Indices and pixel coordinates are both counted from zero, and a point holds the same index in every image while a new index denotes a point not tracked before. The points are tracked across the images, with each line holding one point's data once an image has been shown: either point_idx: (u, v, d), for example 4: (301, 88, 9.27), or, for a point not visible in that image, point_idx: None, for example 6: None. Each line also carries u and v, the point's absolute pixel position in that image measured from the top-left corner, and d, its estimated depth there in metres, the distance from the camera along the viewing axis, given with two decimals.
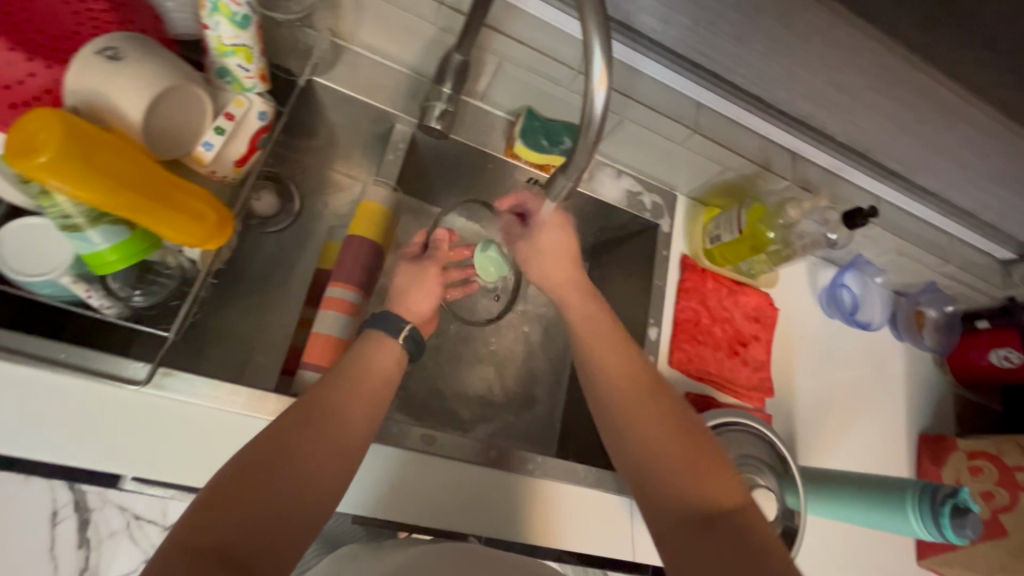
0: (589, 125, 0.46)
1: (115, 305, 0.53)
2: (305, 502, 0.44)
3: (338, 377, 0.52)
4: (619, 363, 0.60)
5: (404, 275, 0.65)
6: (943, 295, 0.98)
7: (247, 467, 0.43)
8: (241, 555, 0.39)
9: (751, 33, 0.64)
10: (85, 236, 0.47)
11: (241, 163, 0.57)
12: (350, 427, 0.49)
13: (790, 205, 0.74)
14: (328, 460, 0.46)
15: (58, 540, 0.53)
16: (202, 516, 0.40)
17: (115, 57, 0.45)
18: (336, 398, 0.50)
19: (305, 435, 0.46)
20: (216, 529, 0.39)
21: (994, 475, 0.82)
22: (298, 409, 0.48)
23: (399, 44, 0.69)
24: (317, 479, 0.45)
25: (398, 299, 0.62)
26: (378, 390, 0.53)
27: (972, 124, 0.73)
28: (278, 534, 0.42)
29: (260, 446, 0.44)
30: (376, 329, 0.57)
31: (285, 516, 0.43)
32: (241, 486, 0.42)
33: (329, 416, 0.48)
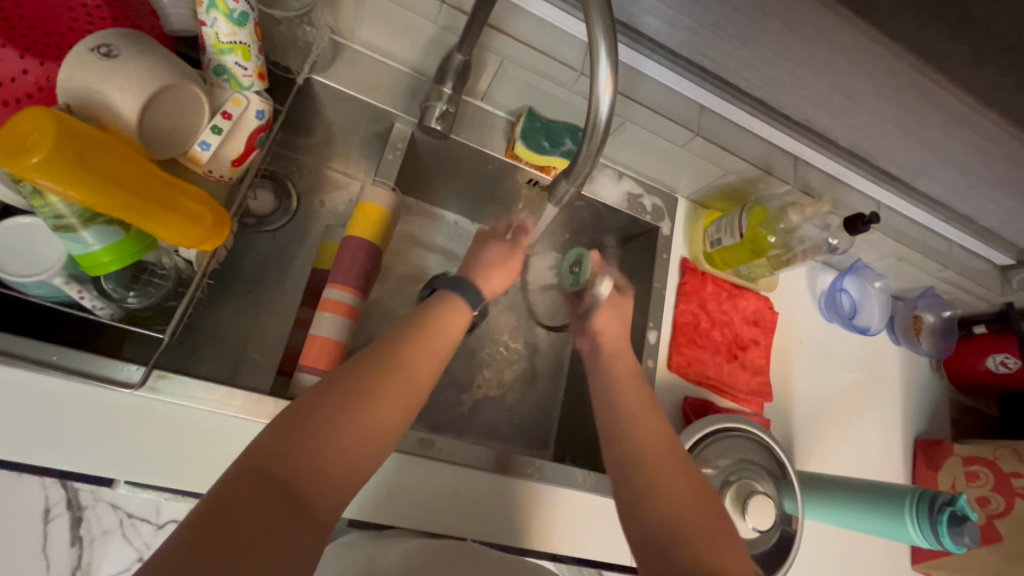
0: (594, 130, 0.46)
1: (108, 306, 0.52)
2: (368, 447, 0.44)
3: (407, 332, 0.52)
4: (649, 432, 0.58)
5: (491, 250, 0.65)
6: (940, 300, 0.98)
7: (316, 403, 0.43)
8: (305, 490, 0.39)
9: (758, 37, 0.64)
10: (78, 236, 0.46)
11: (238, 163, 0.55)
12: (416, 381, 0.49)
13: (792, 210, 0.74)
14: (394, 409, 0.46)
15: (49, 537, 0.53)
16: (270, 445, 0.40)
17: (109, 54, 0.44)
18: (405, 351, 0.50)
19: (377, 382, 0.46)
20: (284, 458, 0.39)
21: (990, 480, 0.81)
22: (368, 355, 0.48)
23: (400, 41, 0.68)
24: (383, 425, 0.45)
25: (480, 272, 0.63)
26: (444, 348, 0.53)
27: (975, 131, 0.73)
28: (342, 473, 0.42)
29: (331, 385, 0.45)
30: (451, 294, 0.58)
31: (351, 455, 0.43)
32: (312, 420, 0.42)
33: (397, 367, 0.48)
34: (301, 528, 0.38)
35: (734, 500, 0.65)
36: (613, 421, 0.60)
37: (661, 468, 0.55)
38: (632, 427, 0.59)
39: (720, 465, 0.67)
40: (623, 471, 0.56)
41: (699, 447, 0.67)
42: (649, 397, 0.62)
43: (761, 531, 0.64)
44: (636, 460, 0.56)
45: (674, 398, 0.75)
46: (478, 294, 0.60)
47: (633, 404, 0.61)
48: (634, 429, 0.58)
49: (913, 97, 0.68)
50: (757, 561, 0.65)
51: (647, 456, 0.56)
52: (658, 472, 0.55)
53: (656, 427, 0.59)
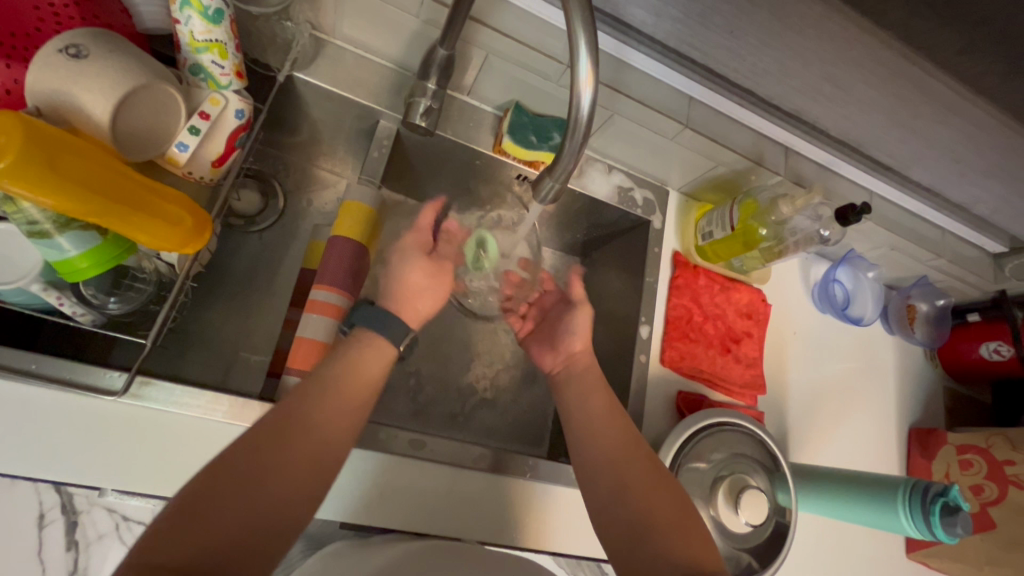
0: (577, 124, 0.45)
1: (89, 313, 0.51)
2: (277, 520, 0.43)
3: (318, 389, 0.50)
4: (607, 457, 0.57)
5: (417, 273, 0.62)
6: (934, 289, 0.97)
7: (217, 481, 0.41)
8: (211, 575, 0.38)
9: (745, 26, 0.62)
10: (54, 243, 0.45)
11: (220, 163, 0.55)
12: (329, 442, 0.48)
13: (782, 202, 0.72)
14: (304, 477, 0.45)
15: (46, 542, 0.58)
16: (168, 532, 0.38)
17: (78, 54, 0.43)
18: (314, 410, 0.48)
19: (283, 442, 0.45)
20: (183, 547, 0.37)
21: (983, 469, 0.81)
22: (274, 419, 0.46)
23: (383, 37, 0.67)
24: (292, 493, 0.44)
25: (403, 298, 0.61)
26: (359, 402, 0.52)
27: (968, 118, 0.71)
28: (250, 551, 0.40)
29: (231, 460, 0.43)
30: (371, 332, 0.56)
31: (258, 532, 0.41)
32: (211, 501, 0.40)
33: (307, 430, 0.47)
34: None
35: (728, 493, 0.64)
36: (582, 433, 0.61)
37: (639, 474, 0.55)
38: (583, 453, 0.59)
39: (713, 459, 0.67)
40: (601, 488, 0.56)
41: (693, 442, 0.67)
42: (621, 412, 0.62)
43: (752, 526, 0.63)
44: (603, 487, 0.56)
45: (667, 393, 0.75)
46: (402, 326, 0.58)
47: (603, 417, 0.61)
48: (602, 448, 0.58)
49: (908, 88, 0.67)
50: (751, 554, 0.65)
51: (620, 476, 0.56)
52: (636, 477, 0.55)
53: (614, 443, 0.58)
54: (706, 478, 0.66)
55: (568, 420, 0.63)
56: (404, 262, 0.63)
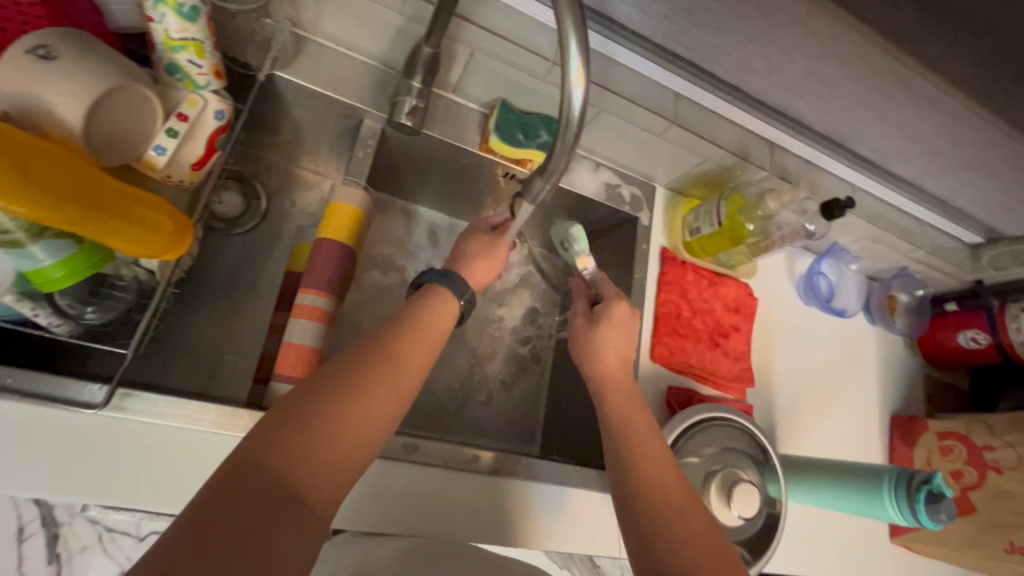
0: (568, 124, 0.45)
1: (66, 324, 0.49)
2: (361, 442, 0.42)
3: (394, 328, 0.50)
4: (630, 408, 0.60)
5: (473, 242, 0.64)
6: (913, 280, 1.00)
7: (308, 398, 0.41)
8: (304, 483, 0.38)
9: (731, 22, 0.62)
10: (27, 252, 0.43)
11: (199, 166, 0.53)
12: (407, 380, 0.47)
13: (769, 198, 0.72)
14: (385, 409, 0.44)
15: (26, 556, 0.58)
16: (263, 441, 0.38)
17: (48, 56, 0.42)
18: (393, 347, 0.48)
19: (367, 372, 0.45)
20: (279, 453, 0.38)
21: (963, 454, 0.83)
22: (356, 352, 0.47)
23: (365, 34, 0.65)
24: (376, 418, 0.43)
25: (463, 265, 0.61)
26: (431, 346, 0.51)
27: (944, 111, 0.72)
28: (338, 466, 0.40)
29: (319, 382, 0.43)
30: (440, 286, 0.56)
31: (347, 449, 0.41)
32: (304, 415, 0.40)
33: (388, 362, 0.46)
34: (293, 525, 0.36)
35: (721, 488, 0.64)
36: (611, 428, 0.59)
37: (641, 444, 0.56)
38: (612, 397, 0.61)
39: (704, 454, 0.67)
40: (622, 485, 0.55)
41: (684, 438, 0.67)
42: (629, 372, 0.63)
43: (744, 519, 0.64)
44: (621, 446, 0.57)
45: (658, 388, 0.75)
46: (464, 284, 0.58)
47: (630, 414, 0.59)
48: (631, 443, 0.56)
49: (888, 82, 0.68)
50: (743, 546, 0.65)
51: (651, 470, 0.54)
52: (653, 482, 0.53)
53: (625, 393, 0.61)
54: (698, 473, 0.66)
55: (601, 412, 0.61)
56: (464, 239, 0.64)
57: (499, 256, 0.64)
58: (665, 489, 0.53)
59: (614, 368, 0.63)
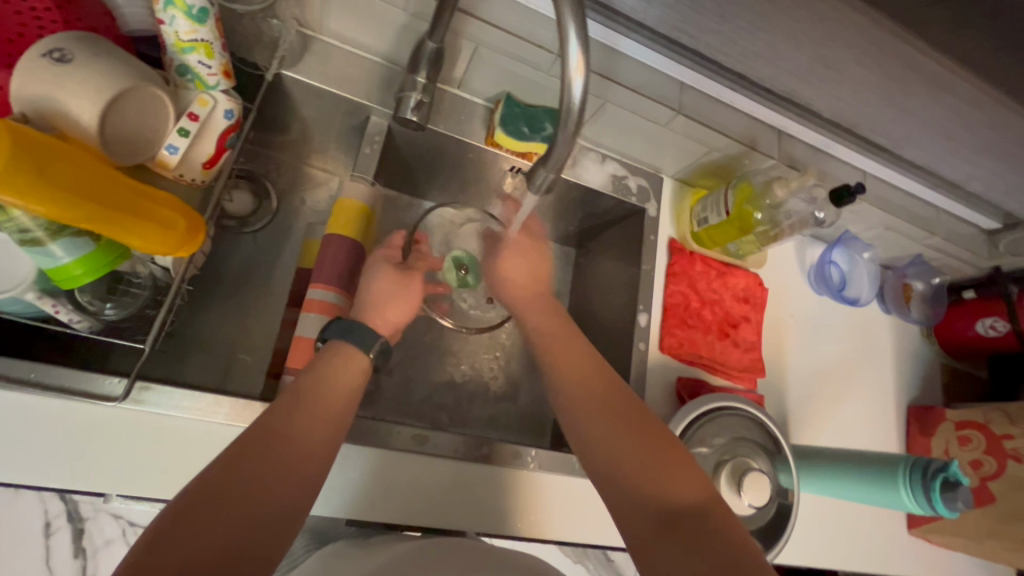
0: (569, 114, 0.45)
1: (86, 321, 0.50)
2: (267, 531, 0.40)
3: (295, 400, 0.48)
4: (573, 373, 0.59)
5: (384, 283, 0.63)
6: (929, 268, 0.98)
7: (202, 495, 0.39)
8: (214, 572, 0.36)
9: (735, 10, 0.61)
10: (46, 250, 0.45)
11: (210, 164, 0.54)
12: (321, 442, 0.47)
13: (777, 184, 0.72)
14: (300, 477, 0.44)
15: (55, 549, 0.61)
16: (151, 554, 0.35)
17: (62, 58, 0.43)
18: (294, 422, 0.46)
19: (281, 441, 0.44)
20: (170, 565, 0.35)
21: (982, 443, 0.82)
22: (252, 433, 0.44)
23: (370, 32, 0.66)
24: (280, 503, 0.42)
25: (372, 308, 0.60)
26: (346, 405, 0.51)
27: (959, 95, 0.69)
28: (244, 561, 0.38)
29: (226, 461, 0.41)
30: (344, 342, 0.54)
31: (253, 541, 0.39)
32: (197, 515, 0.38)
33: (288, 440, 0.45)
34: None
35: (730, 476, 0.64)
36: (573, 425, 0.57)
37: (590, 391, 0.57)
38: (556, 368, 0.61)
39: (714, 444, 0.67)
40: (584, 443, 0.55)
41: (693, 429, 0.67)
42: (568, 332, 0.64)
43: (756, 508, 0.64)
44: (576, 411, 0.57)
45: (667, 379, 0.75)
46: (371, 333, 0.56)
47: (592, 395, 0.57)
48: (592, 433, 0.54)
49: (901, 67, 0.65)
50: (756, 536, 0.65)
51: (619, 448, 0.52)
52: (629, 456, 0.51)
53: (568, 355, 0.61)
54: (707, 463, 0.66)
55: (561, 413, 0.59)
56: (372, 277, 0.63)
57: (409, 300, 0.64)
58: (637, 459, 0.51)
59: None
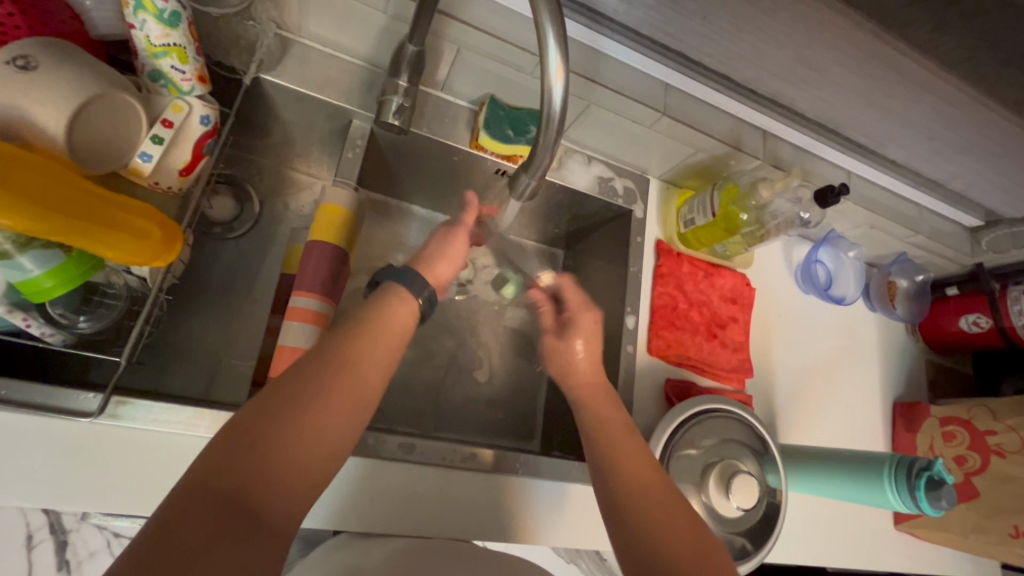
0: (551, 117, 0.44)
1: (59, 333, 0.49)
2: (315, 457, 0.40)
3: (350, 334, 0.47)
4: (596, 393, 0.61)
5: (433, 239, 0.61)
6: (913, 265, 0.99)
7: (254, 419, 0.39)
8: (257, 504, 0.37)
9: (717, 11, 0.60)
10: (16, 264, 0.43)
11: (187, 172, 0.53)
12: (369, 379, 0.46)
13: (762, 185, 0.71)
14: (348, 413, 0.43)
15: (36, 562, 0.61)
16: (208, 468, 0.36)
17: (26, 66, 0.42)
18: (352, 351, 0.46)
19: (331, 377, 0.43)
20: (223, 480, 0.36)
21: (966, 439, 0.82)
22: (306, 364, 0.44)
23: (350, 34, 0.65)
24: (331, 432, 0.42)
25: (424, 260, 0.59)
26: (394, 344, 0.49)
27: (939, 95, 0.69)
28: (290, 486, 0.39)
29: (275, 392, 0.41)
30: (396, 284, 0.53)
31: (303, 466, 0.40)
32: (246, 445, 0.38)
33: (345, 368, 0.44)
34: (250, 542, 0.35)
35: (718, 479, 0.64)
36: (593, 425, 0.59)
37: (619, 434, 0.57)
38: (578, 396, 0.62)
39: (702, 446, 0.67)
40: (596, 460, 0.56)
41: (681, 432, 0.67)
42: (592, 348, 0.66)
43: (744, 510, 0.63)
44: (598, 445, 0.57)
45: (656, 381, 0.75)
46: (423, 281, 0.55)
47: (609, 415, 0.59)
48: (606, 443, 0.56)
49: (881, 68, 0.66)
50: (744, 537, 0.65)
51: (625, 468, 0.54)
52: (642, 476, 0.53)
53: (592, 384, 0.62)
54: (697, 465, 0.66)
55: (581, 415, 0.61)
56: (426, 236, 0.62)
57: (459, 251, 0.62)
58: (646, 484, 0.53)
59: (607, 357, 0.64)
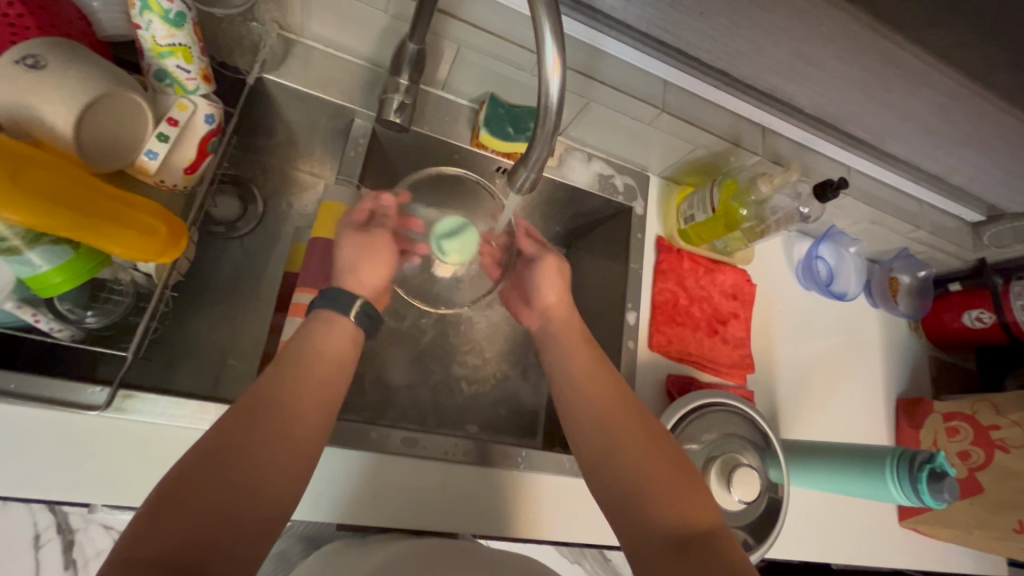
0: (547, 112, 0.45)
1: (67, 328, 0.50)
2: (262, 499, 0.41)
3: (285, 372, 0.48)
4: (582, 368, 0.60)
5: (352, 247, 0.60)
6: (916, 261, 0.98)
7: (189, 476, 0.39)
8: (198, 559, 0.36)
9: (714, 6, 0.61)
10: (24, 259, 0.44)
11: (192, 170, 0.54)
12: (303, 416, 0.46)
13: (761, 180, 0.72)
14: (283, 454, 0.43)
15: (44, 562, 0.60)
16: (147, 528, 0.36)
17: (36, 65, 0.43)
18: (282, 392, 0.46)
19: (260, 422, 0.43)
20: (164, 537, 0.36)
21: (970, 435, 0.82)
22: (241, 407, 0.44)
23: (352, 34, 0.66)
24: (268, 477, 0.42)
25: (347, 274, 0.58)
26: (327, 375, 0.50)
27: (938, 89, 0.69)
28: (232, 538, 0.39)
29: (202, 449, 0.41)
30: (323, 310, 0.54)
31: (243, 515, 0.40)
32: (178, 505, 0.38)
33: (275, 411, 0.45)
34: None
35: (720, 473, 0.64)
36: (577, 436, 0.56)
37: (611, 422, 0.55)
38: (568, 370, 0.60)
39: (704, 440, 0.67)
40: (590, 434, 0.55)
41: (682, 425, 0.67)
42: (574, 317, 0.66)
43: (746, 503, 0.63)
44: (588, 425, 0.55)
45: (657, 377, 0.75)
46: (352, 297, 0.55)
47: (609, 415, 0.56)
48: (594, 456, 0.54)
49: (879, 62, 0.66)
50: (745, 531, 0.65)
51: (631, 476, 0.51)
52: (648, 477, 0.50)
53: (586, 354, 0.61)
54: (698, 459, 0.66)
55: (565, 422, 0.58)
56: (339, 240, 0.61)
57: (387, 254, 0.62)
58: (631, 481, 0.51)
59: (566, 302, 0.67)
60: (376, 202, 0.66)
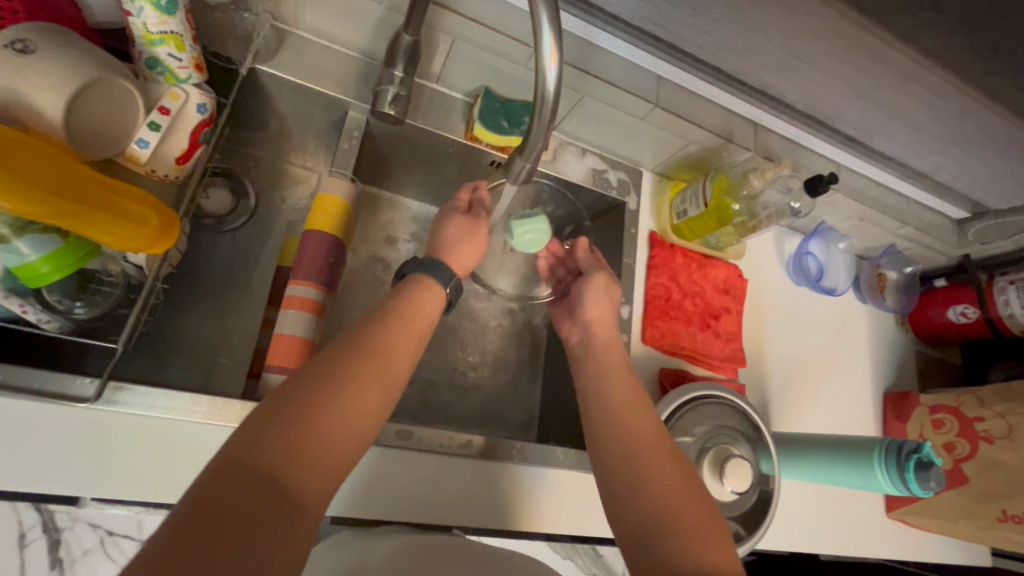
0: (544, 102, 0.45)
1: (55, 320, 0.49)
2: (349, 438, 0.42)
3: (380, 323, 0.50)
4: (602, 363, 0.64)
5: (454, 228, 0.63)
6: (902, 257, 1.00)
7: (290, 403, 0.41)
8: (290, 483, 0.38)
9: (707, 2, 0.61)
10: (13, 247, 0.43)
11: (184, 160, 0.53)
12: (397, 367, 0.48)
13: (753, 175, 0.73)
14: (377, 397, 0.45)
15: (29, 561, 0.59)
16: (247, 442, 0.38)
17: (25, 49, 0.42)
18: (380, 340, 0.48)
19: (360, 365, 0.45)
20: (267, 455, 0.37)
21: (955, 426, 0.84)
22: (340, 348, 0.46)
23: (345, 25, 0.65)
24: (360, 419, 0.43)
25: (446, 250, 0.61)
26: (420, 333, 0.52)
27: (925, 87, 0.71)
28: (321, 468, 0.40)
29: (304, 381, 0.43)
30: (424, 275, 0.57)
31: (334, 448, 0.41)
32: (277, 427, 0.39)
33: (372, 356, 0.46)
34: (283, 520, 0.36)
35: (712, 465, 0.65)
36: (594, 419, 0.58)
37: (633, 409, 0.57)
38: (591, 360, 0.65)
39: (696, 433, 0.68)
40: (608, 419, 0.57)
41: (675, 417, 0.68)
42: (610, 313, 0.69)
43: (739, 494, 0.64)
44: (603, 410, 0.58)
45: (650, 371, 0.76)
46: (449, 273, 0.58)
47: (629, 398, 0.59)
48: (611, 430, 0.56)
49: (868, 59, 0.67)
50: (737, 522, 0.66)
51: (649, 458, 0.53)
52: (661, 473, 0.52)
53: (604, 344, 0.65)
54: (691, 452, 0.66)
55: (593, 398, 0.60)
56: (442, 222, 0.64)
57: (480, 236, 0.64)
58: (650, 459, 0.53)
59: (604, 323, 0.67)
60: (473, 194, 0.68)
